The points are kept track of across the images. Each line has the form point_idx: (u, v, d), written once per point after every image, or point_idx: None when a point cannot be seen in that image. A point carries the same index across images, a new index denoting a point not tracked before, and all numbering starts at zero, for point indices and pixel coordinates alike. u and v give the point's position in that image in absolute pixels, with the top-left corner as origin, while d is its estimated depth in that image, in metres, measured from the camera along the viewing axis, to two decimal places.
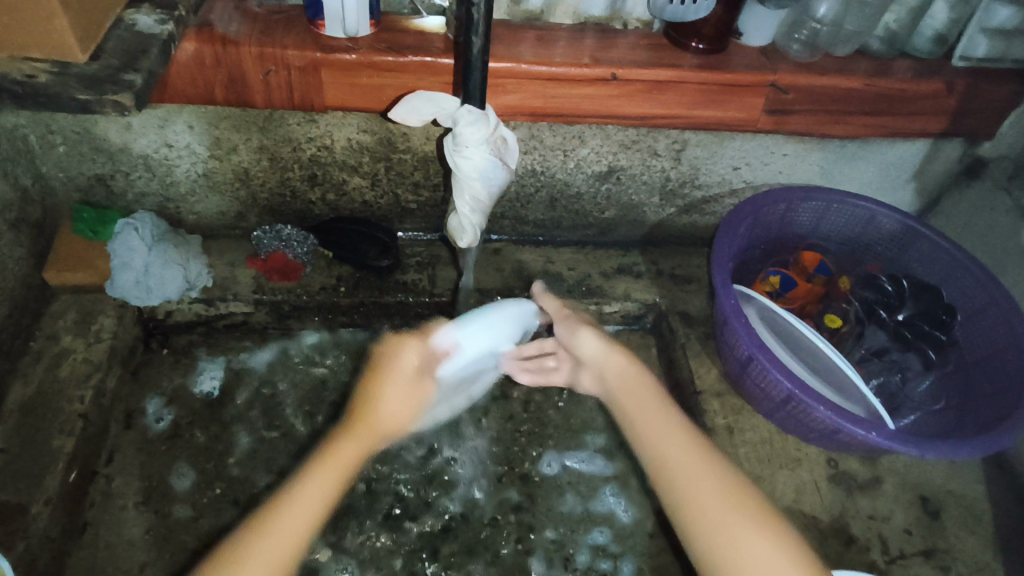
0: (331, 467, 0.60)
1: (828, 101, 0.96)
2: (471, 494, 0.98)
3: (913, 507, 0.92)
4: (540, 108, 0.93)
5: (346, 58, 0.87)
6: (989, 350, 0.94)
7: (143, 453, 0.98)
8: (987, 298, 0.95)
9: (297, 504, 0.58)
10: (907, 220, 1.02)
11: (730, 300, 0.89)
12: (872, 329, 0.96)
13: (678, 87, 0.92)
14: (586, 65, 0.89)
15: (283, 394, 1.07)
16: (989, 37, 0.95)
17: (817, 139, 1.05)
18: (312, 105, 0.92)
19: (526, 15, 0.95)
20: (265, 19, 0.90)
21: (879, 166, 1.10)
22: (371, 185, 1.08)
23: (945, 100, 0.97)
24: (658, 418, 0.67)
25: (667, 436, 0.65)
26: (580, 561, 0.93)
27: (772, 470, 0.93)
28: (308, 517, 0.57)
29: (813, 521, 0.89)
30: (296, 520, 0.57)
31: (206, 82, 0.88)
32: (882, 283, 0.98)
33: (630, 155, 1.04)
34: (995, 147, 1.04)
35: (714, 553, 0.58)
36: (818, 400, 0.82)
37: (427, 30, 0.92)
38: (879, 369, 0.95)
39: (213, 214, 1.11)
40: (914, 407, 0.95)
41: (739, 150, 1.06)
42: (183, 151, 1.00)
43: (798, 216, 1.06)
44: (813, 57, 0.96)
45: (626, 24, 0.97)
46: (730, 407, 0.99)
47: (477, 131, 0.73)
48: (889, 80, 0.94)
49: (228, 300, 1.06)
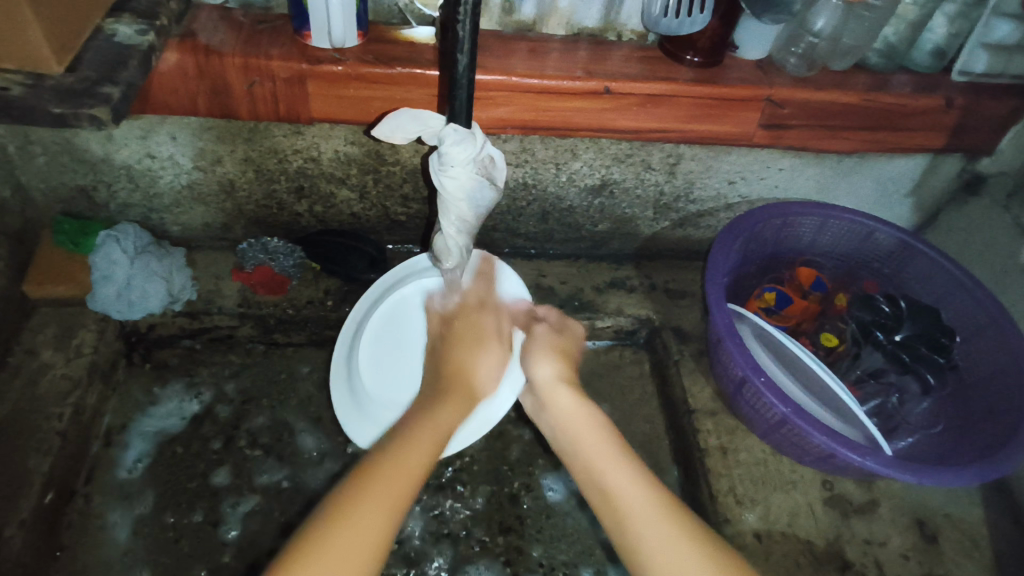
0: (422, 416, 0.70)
1: (826, 115, 0.94)
2: (458, 514, 0.96)
3: (910, 532, 0.90)
4: (531, 121, 0.91)
5: (333, 70, 0.84)
6: (990, 373, 0.92)
7: (124, 472, 0.95)
8: (987, 318, 0.93)
9: (411, 439, 0.66)
10: (904, 236, 1.00)
11: (724, 320, 0.87)
12: (868, 350, 0.93)
13: (673, 101, 0.90)
14: (578, 78, 0.87)
15: (268, 411, 1.04)
16: (989, 52, 0.93)
17: (813, 154, 1.03)
18: (298, 116, 0.90)
19: (518, 26, 0.93)
20: (249, 29, 0.87)
21: (876, 181, 1.08)
22: (360, 198, 1.06)
23: (944, 115, 0.95)
24: (592, 430, 0.73)
25: (601, 453, 0.70)
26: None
27: (766, 492, 0.91)
28: (424, 451, 0.65)
29: (808, 546, 0.87)
30: (415, 448, 0.64)
31: (189, 93, 0.86)
32: (878, 303, 0.96)
33: (624, 169, 1.02)
34: (994, 163, 1.03)
35: (637, 542, 0.61)
36: (814, 425, 0.80)
37: (418, 41, 0.90)
38: (875, 391, 0.94)
39: (199, 226, 1.08)
40: (913, 429, 0.94)
41: (734, 164, 1.04)
42: (166, 162, 0.98)
43: (795, 232, 1.04)
44: (810, 71, 0.94)
45: (620, 35, 0.95)
46: (724, 426, 0.97)
47: (463, 150, 0.71)
48: (889, 96, 0.92)
49: (213, 313, 1.04)
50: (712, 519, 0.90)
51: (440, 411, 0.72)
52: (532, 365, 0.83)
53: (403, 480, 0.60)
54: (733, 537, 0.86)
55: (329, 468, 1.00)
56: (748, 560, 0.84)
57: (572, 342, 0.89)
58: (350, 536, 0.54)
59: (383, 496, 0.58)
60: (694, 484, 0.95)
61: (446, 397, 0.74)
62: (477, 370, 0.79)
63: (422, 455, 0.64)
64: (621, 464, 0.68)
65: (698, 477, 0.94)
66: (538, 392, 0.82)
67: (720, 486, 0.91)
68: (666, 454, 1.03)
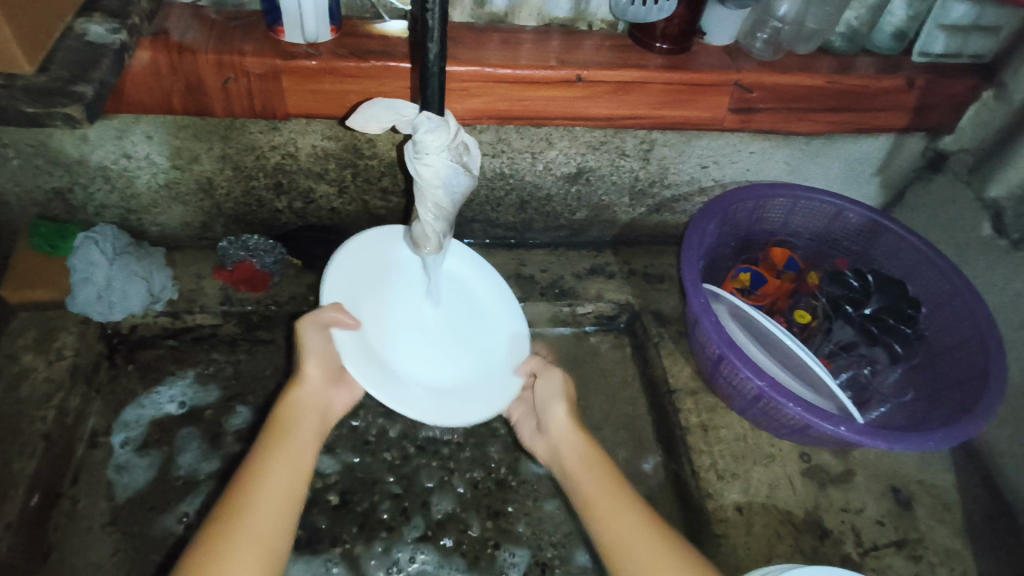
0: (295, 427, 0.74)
1: (791, 98, 0.97)
2: (447, 500, 0.96)
3: (885, 498, 0.93)
4: (505, 111, 0.93)
5: (306, 65, 0.85)
6: (954, 342, 0.95)
7: (110, 473, 0.95)
8: (953, 291, 0.96)
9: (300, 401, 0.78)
10: (872, 214, 1.03)
11: (700, 299, 0.90)
12: (839, 323, 0.95)
13: (643, 87, 0.92)
14: (551, 67, 0.88)
15: (254, 407, 1.04)
16: (947, 34, 0.96)
17: (783, 137, 1.05)
18: (273, 111, 0.91)
19: (490, 17, 0.95)
20: (222, 25, 0.88)
21: (844, 162, 1.11)
22: (339, 192, 1.07)
23: (905, 96, 0.98)
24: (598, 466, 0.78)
25: (602, 482, 0.76)
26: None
27: (746, 467, 0.94)
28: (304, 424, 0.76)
29: (788, 516, 0.89)
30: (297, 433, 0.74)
31: (162, 91, 0.86)
32: (848, 278, 0.98)
33: (599, 156, 1.04)
34: (955, 141, 1.06)
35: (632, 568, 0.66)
36: (789, 398, 0.82)
37: (390, 35, 0.91)
38: (847, 364, 0.96)
39: (178, 225, 1.08)
40: (884, 399, 0.97)
41: (707, 148, 1.06)
42: (142, 162, 0.98)
43: (768, 213, 1.07)
44: (776, 55, 0.96)
45: (591, 25, 0.97)
46: (704, 405, 1.00)
47: (438, 138, 0.71)
48: (851, 78, 0.95)
49: (195, 312, 1.04)
50: (694, 494, 0.92)
51: (300, 436, 0.74)
52: (547, 411, 0.85)
53: (290, 476, 0.69)
54: (715, 511, 0.89)
55: None
56: (730, 532, 0.87)
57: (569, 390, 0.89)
58: (267, 517, 0.65)
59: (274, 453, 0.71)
60: (677, 460, 0.98)
61: (302, 415, 0.76)
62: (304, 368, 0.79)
63: (294, 461, 0.71)
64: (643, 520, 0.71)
65: (680, 455, 0.96)
66: (550, 437, 0.84)
67: (701, 462, 0.93)
68: (649, 434, 1.05)
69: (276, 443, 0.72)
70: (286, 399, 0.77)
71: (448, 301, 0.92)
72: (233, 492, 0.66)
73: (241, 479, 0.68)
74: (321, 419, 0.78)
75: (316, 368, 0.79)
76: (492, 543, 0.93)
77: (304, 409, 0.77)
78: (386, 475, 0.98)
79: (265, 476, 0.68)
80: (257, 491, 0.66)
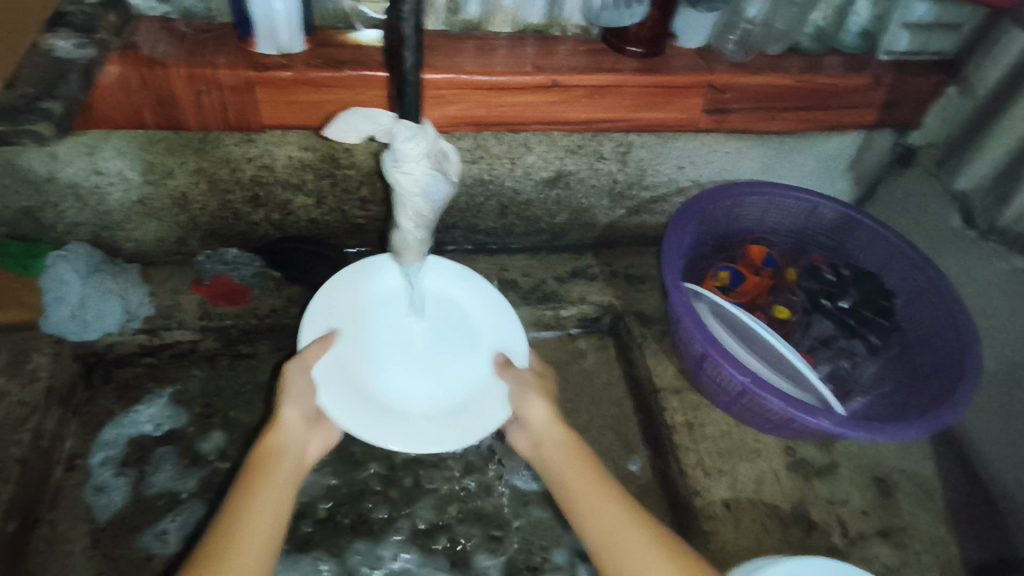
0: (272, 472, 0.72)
1: (763, 97, 0.99)
2: (436, 509, 0.96)
3: (868, 488, 0.95)
4: (482, 117, 0.93)
5: (281, 76, 0.85)
6: (928, 332, 0.97)
7: (89, 496, 0.93)
8: (927, 282, 0.98)
9: (277, 443, 0.76)
10: (846, 209, 1.05)
11: (681, 298, 0.90)
12: (818, 317, 0.98)
13: (618, 91, 0.93)
14: (527, 73, 0.89)
15: (236, 423, 1.03)
16: (911, 32, 0.99)
17: (756, 136, 1.07)
18: (249, 124, 0.90)
19: (464, 25, 0.95)
20: (193, 38, 0.87)
21: (816, 159, 1.14)
22: (317, 203, 1.06)
23: (873, 93, 1.00)
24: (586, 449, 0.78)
25: (580, 469, 0.77)
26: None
27: (732, 463, 0.94)
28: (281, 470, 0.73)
29: (775, 510, 0.91)
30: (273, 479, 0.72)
31: (133, 106, 0.85)
32: (823, 273, 1.01)
33: (577, 159, 1.05)
34: (923, 135, 1.08)
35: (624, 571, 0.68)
36: (772, 393, 0.83)
37: (364, 44, 0.91)
38: (828, 357, 0.97)
39: (153, 241, 1.07)
40: (864, 391, 0.99)
41: (683, 149, 1.07)
42: (114, 178, 0.96)
43: (744, 212, 1.08)
44: (747, 56, 0.98)
45: (565, 30, 0.97)
46: (689, 403, 1.01)
47: (417, 146, 0.71)
48: (821, 77, 0.97)
49: (173, 328, 1.02)
50: (682, 492, 0.93)
51: (276, 481, 0.72)
52: (524, 406, 0.84)
53: (263, 526, 0.67)
54: (703, 508, 0.89)
55: None
56: (718, 528, 0.88)
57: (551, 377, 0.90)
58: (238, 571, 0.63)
59: (248, 500, 0.69)
60: (664, 459, 0.98)
61: (281, 460, 0.74)
62: (283, 411, 0.78)
63: (271, 513, 0.69)
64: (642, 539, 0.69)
65: (667, 454, 0.97)
66: (530, 429, 0.83)
67: (688, 460, 0.94)
68: (636, 434, 1.06)
69: (251, 491, 0.70)
70: (263, 442, 0.75)
71: (433, 319, 0.93)
72: (212, 548, 0.65)
73: (216, 531, 0.66)
74: (299, 462, 0.76)
75: (296, 411, 0.78)
76: (482, 552, 0.92)
77: (280, 453, 0.75)
78: (374, 486, 0.97)
79: (241, 535, 0.66)
80: (234, 549, 0.64)
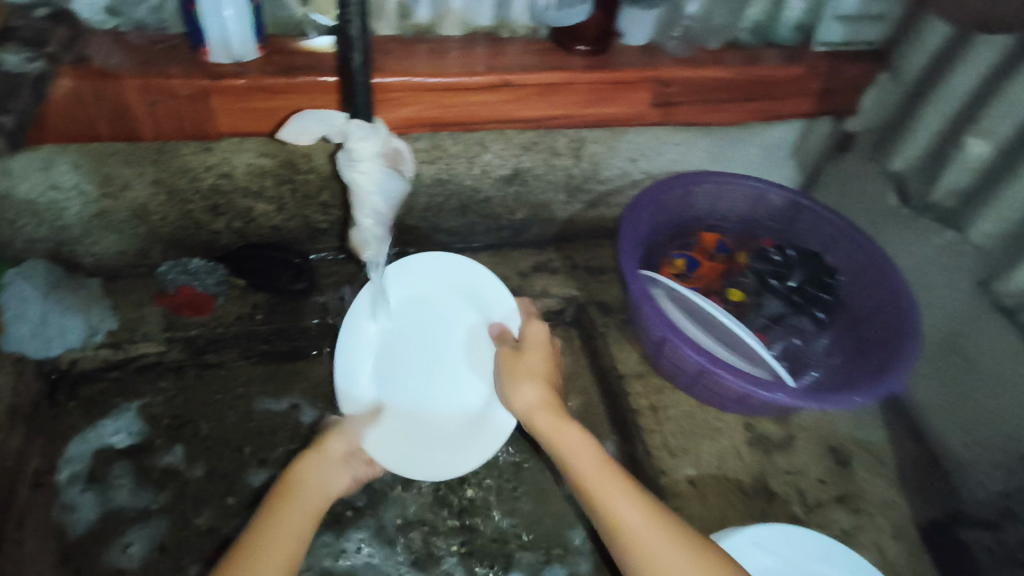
0: (299, 497, 0.77)
1: (707, 90, 1.03)
2: (410, 505, 0.97)
3: (825, 458, 0.99)
4: (438, 118, 0.96)
5: (234, 83, 0.86)
6: (870, 306, 1.03)
7: (58, 514, 0.92)
8: (868, 259, 1.04)
9: (308, 470, 0.81)
10: (792, 195, 1.10)
11: (638, 284, 0.94)
12: (769, 297, 1.01)
13: (568, 88, 0.96)
14: (478, 73, 0.92)
15: (206, 432, 1.03)
16: (842, 23, 1.04)
17: (703, 128, 1.11)
18: (205, 132, 0.91)
19: (416, 29, 0.97)
20: (146, 49, 0.87)
21: (761, 148, 1.19)
22: (278, 210, 1.07)
23: (810, 83, 1.06)
24: (581, 441, 0.78)
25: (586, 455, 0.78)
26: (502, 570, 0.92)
27: (695, 441, 0.98)
28: (311, 497, 0.78)
29: (737, 484, 0.94)
30: (300, 505, 0.77)
31: (88, 118, 0.85)
32: (771, 255, 1.04)
33: (533, 156, 1.08)
34: (860, 121, 1.14)
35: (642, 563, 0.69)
36: (727, 370, 0.87)
37: (317, 51, 0.92)
38: (780, 335, 1.01)
39: (113, 254, 1.06)
40: (816, 364, 1.04)
41: (634, 143, 1.11)
42: (71, 192, 0.95)
43: (695, 201, 1.13)
44: (689, 52, 1.02)
45: (514, 32, 1.01)
46: (652, 386, 1.04)
47: (370, 146, 0.75)
48: (760, 69, 1.02)
49: (137, 341, 1.02)
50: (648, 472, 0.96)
51: (301, 505, 0.77)
52: (518, 395, 0.85)
53: (283, 548, 0.71)
54: (669, 486, 0.93)
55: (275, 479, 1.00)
56: (684, 504, 0.91)
57: (542, 354, 0.88)
58: None
59: (273, 522, 0.74)
60: (630, 442, 1.01)
61: (309, 487, 0.79)
62: (325, 442, 0.85)
63: (293, 538, 0.73)
64: (656, 533, 0.70)
65: (632, 436, 1.00)
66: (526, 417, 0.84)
67: (653, 441, 0.97)
68: (603, 420, 1.08)
69: (276, 513, 0.75)
70: (295, 467, 0.81)
71: (422, 322, 0.99)
72: (233, 565, 0.68)
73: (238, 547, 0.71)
74: (327, 491, 0.81)
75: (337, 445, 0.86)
76: (457, 542, 0.94)
77: (309, 479, 0.80)
78: None
79: (262, 559, 0.70)
80: (253, 567, 0.68)
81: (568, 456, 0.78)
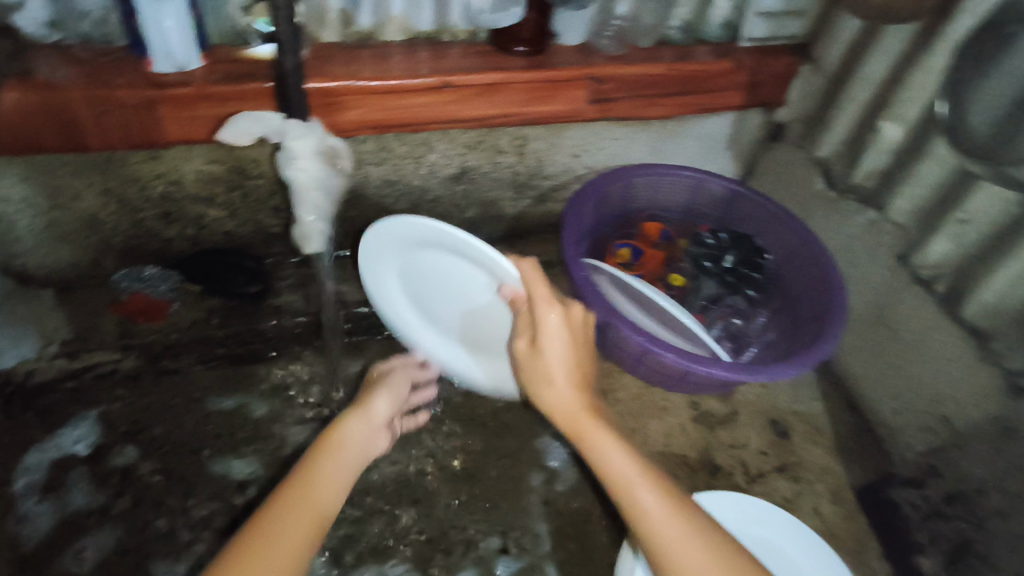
0: (342, 455, 0.75)
1: (642, 86, 1.08)
2: (371, 497, 0.99)
3: (765, 431, 1.05)
4: (383, 120, 0.99)
5: (179, 92, 0.88)
6: (797, 284, 1.09)
7: (14, 527, 0.91)
8: (798, 239, 1.09)
9: (351, 432, 0.79)
10: (730, 184, 1.15)
11: (580, 271, 0.98)
12: (704, 279, 1.09)
13: (507, 87, 1.00)
14: (418, 76, 0.95)
15: (165, 438, 1.03)
16: (765, 20, 1.10)
17: (639, 122, 1.16)
18: (154, 141, 0.93)
19: (358, 36, 1.01)
20: (91, 61, 0.89)
21: (698, 139, 1.24)
22: (230, 215, 1.10)
23: (739, 76, 1.11)
24: (609, 443, 0.71)
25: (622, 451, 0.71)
26: (459, 555, 0.95)
27: (642, 421, 1.03)
28: (350, 458, 0.75)
29: (682, 458, 1.00)
30: (338, 464, 0.73)
31: (35, 130, 0.87)
32: (704, 239, 1.13)
33: (478, 155, 1.12)
34: (789, 112, 1.20)
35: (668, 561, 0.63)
36: (665, 348, 0.91)
37: (261, 59, 0.95)
38: (717, 315, 1.09)
39: (66, 265, 1.05)
40: (754, 341, 1.09)
41: (575, 138, 1.16)
42: (20, 204, 0.95)
43: (636, 193, 1.17)
44: (621, 50, 1.08)
45: (454, 36, 1.05)
46: (601, 371, 1.08)
47: (310, 145, 0.85)
48: (690, 64, 1.07)
49: (93, 349, 1.05)
50: None
51: (342, 463, 0.74)
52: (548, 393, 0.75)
53: (322, 502, 0.68)
54: None
55: (235, 480, 1.01)
56: None
57: (584, 341, 0.79)
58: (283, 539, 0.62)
59: (313, 478, 0.70)
60: None
61: (348, 446, 0.76)
62: (371, 402, 0.85)
63: (327, 495, 0.69)
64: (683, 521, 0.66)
65: None
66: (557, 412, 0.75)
67: None
68: None
69: (318, 469, 0.71)
70: (337, 427, 0.78)
71: (429, 277, 1.01)
72: (266, 513, 0.65)
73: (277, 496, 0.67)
74: (364, 455, 0.78)
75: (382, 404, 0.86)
76: (417, 529, 0.97)
77: (349, 442, 0.77)
78: None
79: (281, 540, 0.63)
80: (287, 515, 0.64)
81: (600, 453, 0.71)
